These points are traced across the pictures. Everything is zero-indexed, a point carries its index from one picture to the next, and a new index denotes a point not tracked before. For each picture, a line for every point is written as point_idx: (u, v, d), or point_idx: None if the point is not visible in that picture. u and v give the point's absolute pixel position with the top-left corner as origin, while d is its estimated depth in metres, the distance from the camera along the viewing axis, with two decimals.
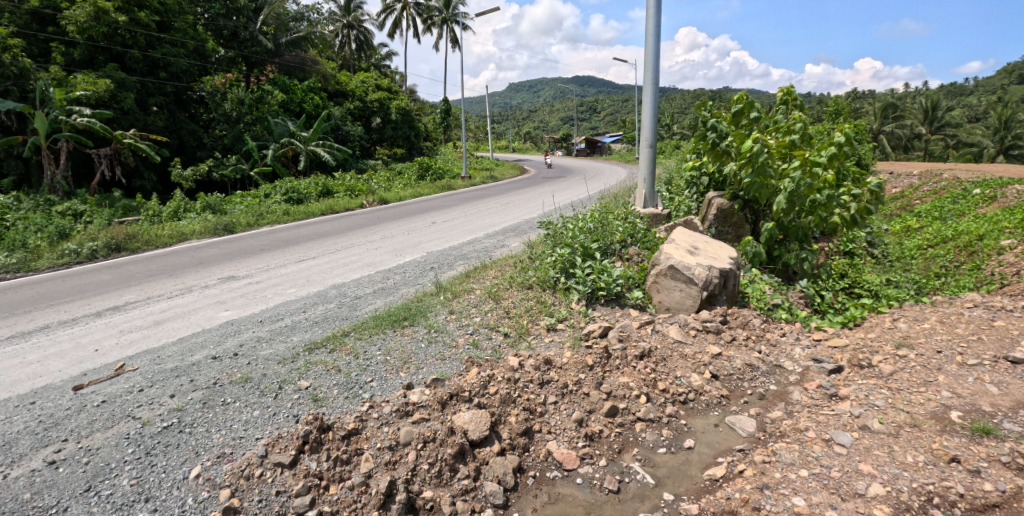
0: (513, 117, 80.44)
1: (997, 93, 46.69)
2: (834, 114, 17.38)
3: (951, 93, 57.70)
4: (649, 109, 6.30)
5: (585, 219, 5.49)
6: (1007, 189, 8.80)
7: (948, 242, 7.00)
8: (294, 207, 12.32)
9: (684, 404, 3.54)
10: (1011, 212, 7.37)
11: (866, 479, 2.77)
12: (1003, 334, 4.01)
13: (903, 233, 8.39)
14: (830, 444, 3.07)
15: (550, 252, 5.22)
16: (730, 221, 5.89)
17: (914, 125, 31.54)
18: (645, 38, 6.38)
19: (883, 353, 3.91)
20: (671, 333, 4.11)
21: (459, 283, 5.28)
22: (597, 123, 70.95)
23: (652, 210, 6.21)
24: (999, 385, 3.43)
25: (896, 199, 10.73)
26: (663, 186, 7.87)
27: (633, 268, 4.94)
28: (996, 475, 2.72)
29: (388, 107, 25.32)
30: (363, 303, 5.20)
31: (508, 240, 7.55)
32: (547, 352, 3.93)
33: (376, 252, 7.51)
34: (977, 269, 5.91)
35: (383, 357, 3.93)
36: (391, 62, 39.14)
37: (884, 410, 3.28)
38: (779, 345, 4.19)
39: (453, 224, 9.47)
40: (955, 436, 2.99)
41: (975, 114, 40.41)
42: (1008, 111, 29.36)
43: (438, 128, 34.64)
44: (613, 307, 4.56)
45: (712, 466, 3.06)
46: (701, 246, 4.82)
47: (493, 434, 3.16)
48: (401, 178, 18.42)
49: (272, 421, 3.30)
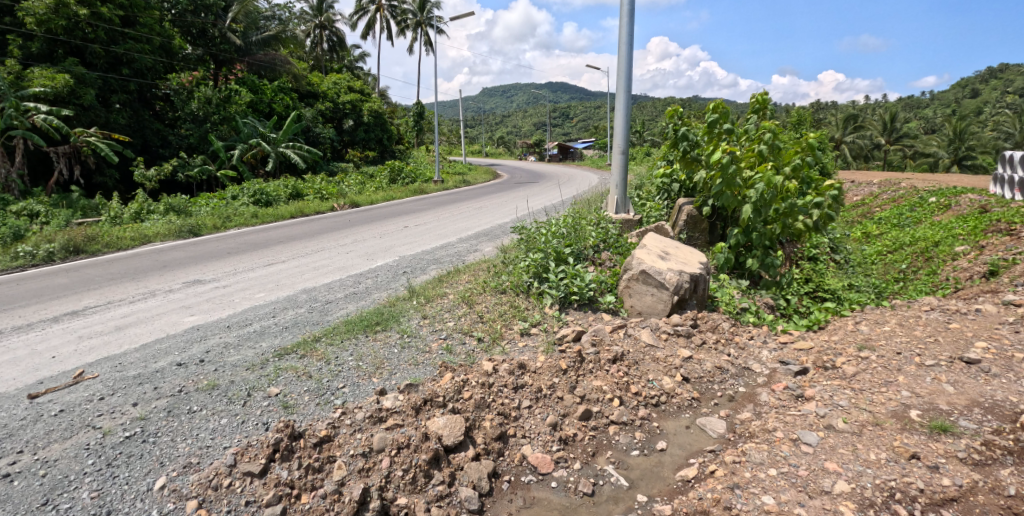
0: (487, 122, 80.63)
1: (952, 105, 48.64)
2: (800, 123, 17.87)
3: (907, 105, 59.69)
4: (621, 115, 6.39)
5: (558, 224, 5.49)
6: (961, 197, 9.21)
7: (905, 248, 7.39)
8: (263, 210, 12.09)
9: (656, 407, 3.58)
10: (965, 220, 7.75)
11: (831, 477, 2.84)
12: (958, 336, 4.20)
13: (864, 239, 8.70)
14: (797, 443, 3.14)
15: (524, 256, 5.20)
16: (699, 228, 6.04)
17: (874, 136, 32.63)
18: (618, 46, 6.47)
19: (846, 355, 4.04)
20: (643, 337, 4.14)
21: (432, 288, 5.24)
22: (570, 129, 71.62)
23: (624, 215, 6.24)
24: (956, 385, 3.58)
25: (857, 206, 11.13)
26: (635, 192, 7.93)
27: (606, 272, 4.96)
28: (953, 470, 2.85)
29: (361, 109, 25.10)
30: (335, 307, 5.13)
31: (481, 244, 7.57)
32: (521, 357, 3.93)
33: (347, 256, 7.43)
34: (933, 274, 6.35)
35: (355, 363, 3.88)
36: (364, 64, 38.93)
37: (847, 410, 3.38)
38: (747, 348, 4.28)
39: (425, 228, 9.46)
40: (915, 434, 3.11)
41: (931, 125, 41.79)
42: (963, 123, 30.13)
43: (413, 131, 34.48)
44: (585, 312, 4.58)
45: (684, 468, 3.11)
46: (672, 251, 4.90)
47: (467, 439, 3.16)
48: (373, 182, 18.21)
49: (240, 429, 3.22)
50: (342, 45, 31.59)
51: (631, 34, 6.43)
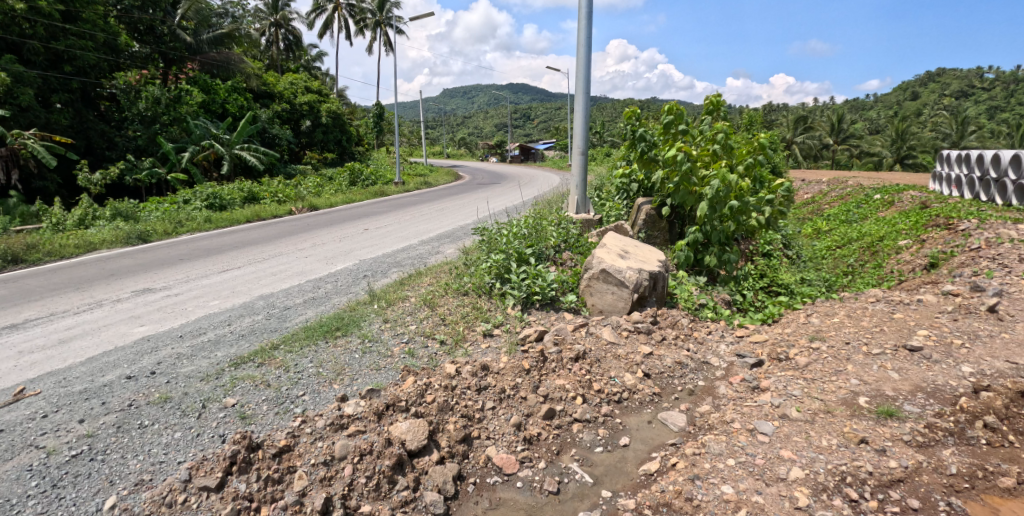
0: (448, 123, 80.21)
1: (894, 107, 51.02)
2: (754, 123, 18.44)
3: (852, 107, 62.28)
4: (580, 117, 6.45)
5: (519, 225, 5.49)
6: (904, 194, 9.68)
7: (853, 243, 7.78)
8: (217, 214, 11.71)
9: (618, 404, 3.63)
10: (907, 216, 8.17)
11: (786, 464, 2.94)
12: (901, 325, 4.41)
13: (814, 235, 9.05)
14: (754, 433, 3.22)
15: (485, 257, 5.19)
16: (658, 227, 6.15)
17: (823, 136, 33.88)
18: (577, 48, 6.54)
19: (799, 346, 4.19)
20: (604, 335, 4.19)
21: (393, 291, 5.18)
22: (531, 130, 71.97)
23: (584, 215, 6.31)
24: (900, 372, 3.76)
25: (807, 204, 11.58)
26: (595, 193, 8.02)
27: (567, 272, 5.01)
28: (899, 453, 2.99)
29: (319, 110, 24.62)
30: (293, 313, 5.02)
31: (443, 246, 7.53)
32: (484, 358, 3.92)
33: (306, 260, 7.27)
34: (879, 267, 6.73)
35: (315, 370, 3.81)
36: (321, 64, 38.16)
37: (800, 399, 3.50)
38: (706, 342, 4.39)
39: (386, 231, 9.35)
40: (863, 420, 3.25)
41: (875, 126, 43.67)
42: (904, 124, 31.57)
43: (372, 132, 33.99)
44: (547, 311, 4.60)
45: (647, 462, 3.15)
46: (631, 250, 4.97)
47: (432, 443, 3.14)
48: (332, 184, 17.87)
49: (195, 443, 3.11)
50: (299, 44, 30.89)
51: (590, 37, 6.51)
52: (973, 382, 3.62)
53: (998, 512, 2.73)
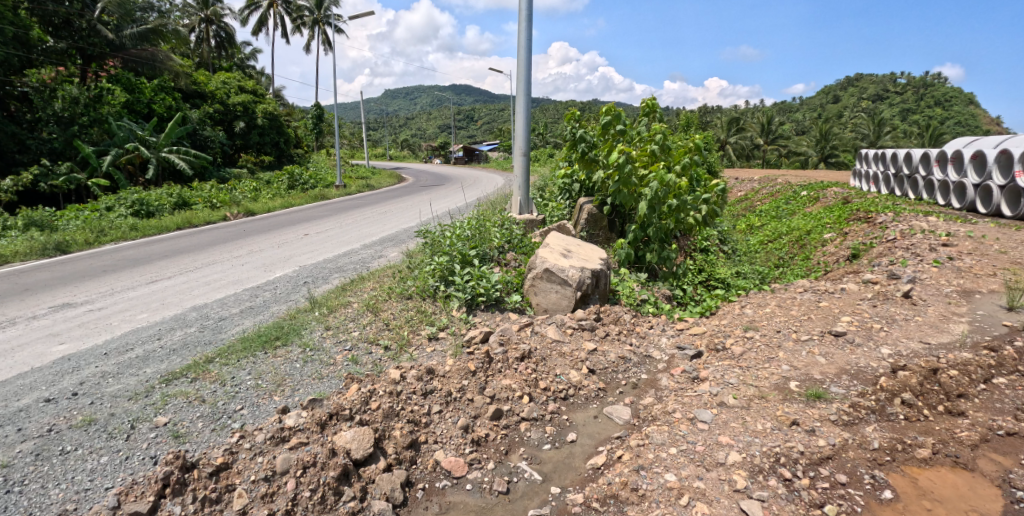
0: (391, 124, 78.99)
1: (818, 109, 54.08)
2: (690, 125, 19.11)
3: (780, 109, 65.57)
4: (521, 118, 6.50)
5: (462, 226, 5.47)
6: (827, 191, 10.29)
7: (783, 238, 8.20)
8: (144, 221, 11.06)
9: (565, 400, 3.68)
10: (831, 211, 8.69)
11: (725, 449, 3.06)
12: (827, 313, 4.69)
13: (748, 230, 9.49)
14: (694, 422, 3.33)
15: (429, 260, 5.14)
16: (599, 225, 6.27)
17: (754, 137, 35.47)
18: (517, 51, 6.59)
19: (734, 336, 4.38)
20: (549, 333, 4.24)
21: (335, 297, 5.05)
22: (475, 131, 71.89)
23: (528, 216, 6.37)
24: (827, 356, 3.99)
25: (741, 201, 12.11)
26: (537, 193, 8.09)
27: (512, 273, 5.03)
28: (827, 432, 3.18)
29: (253, 111, 23.72)
30: (229, 324, 4.81)
31: (386, 250, 7.42)
32: (430, 362, 3.89)
33: (243, 268, 6.99)
34: (807, 259, 7.12)
35: (254, 382, 3.66)
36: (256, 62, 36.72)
37: (737, 387, 3.65)
38: (647, 336, 4.52)
39: (327, 236, 9.12)
40: (794, 403, 3.43)
41: (801, 127, 46.13)
42: (827, 125, 33.49)
43: (310, 133, 33.00)
44: (492, 312, 4.61)
45: (594, 456, 3.21)
46: (574, 249, 5.05)
47: (378, 451, 3.08)
48: (269, 188, 17.25)
49: (124, 467, 2.94)
50: (231, 42, 29.64)
51: (529, 39, 6.57)
52: (891, 363, 3.89)
53: (915, 481, 2.95)
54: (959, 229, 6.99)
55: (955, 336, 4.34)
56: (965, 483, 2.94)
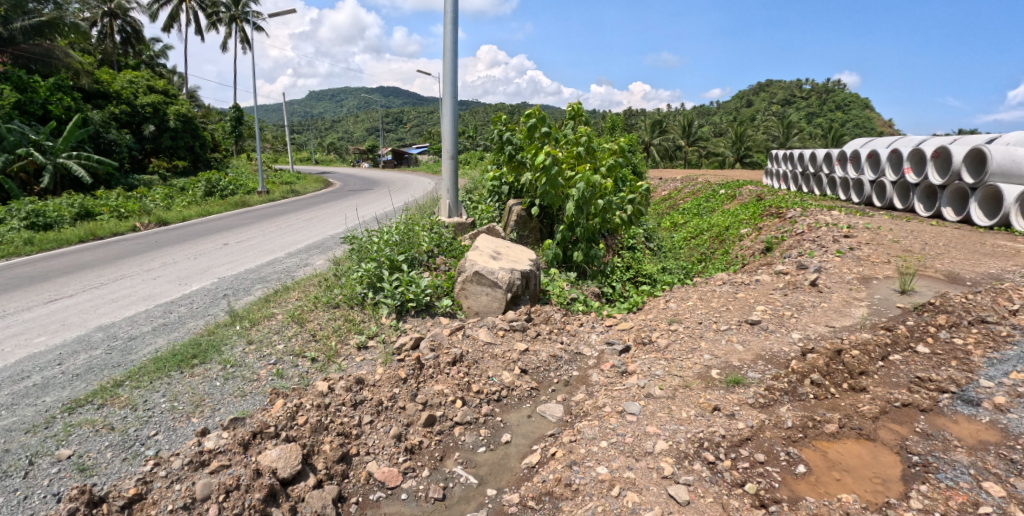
0: (317, 128, 76.43)
1: (733, 113, 57.18)
2: (616, 127, 19.70)
3: (699, 113, 68.80)
4: (448, 121, 6.47)
5: (390, 231, 5.36)
6: (743, 189, 10.92)
7: (704, 234, 8.62)
8: (40, 234, 10.11)
9: (498, 402, 3.69)
10: (746, 208, 9.22)
11: (653, 439, 3.17)
12: (743, 303, 4.97)
13: (672, 227, 9.90)
14: (623, 414, 3.43)
15: (357, 267, 5.01)
16: (529, 227, 6.34)
17: (676, 139, 36.95)
18: (443, 53, 6.56)
19: (659, 330, 4.56)
20: (481, 336, 4.24)
21: (257, 310, 4.82)
22: (405, 135, 70.82)
23: (457, 219, 6.35)
24: (744, 344, 4.23)
25: (665, 200, 12.62)
26: (467, 196, 8.07)
27: (441, 277, 4.99)
28: (745, 415, 3.36)
29: (164, 112, 22.19)
30: (140, 344, 4.49)
31: (313, 258, 7.17)
32: (359, 372, 3.79)
33: (155, 283, 6.54)
34: (727, 254, 7.52)
35: (169, 405, 3.43)
36: (167, 60, 34.43)
37: (663, 378, 3.79)
38: (578, 334, 4.61)
39: (249, 245, 8.69)
40: (715, 390, 3.61)
41: (718, 130, 48.59)
42: (742, 127, 35.41)
43: (228, 136, 31.33)
44: (423, 317, 4.55)
45: (528, 455, 3.24)
46: (503, 251, 5.08)
47: (306, 467, 2.97)
48: (184, 196, 16.25)
49: (21, 508, 2.68)
50: (138, 38, 27.67)
51: (455, 41, 6.56)
52: (801, 346, 4.17)
53: (825, 454, 3.17)
54: (858, 222, 7.60)
55: (856, 318, 4.72)
56: (867, 453, 3.20)
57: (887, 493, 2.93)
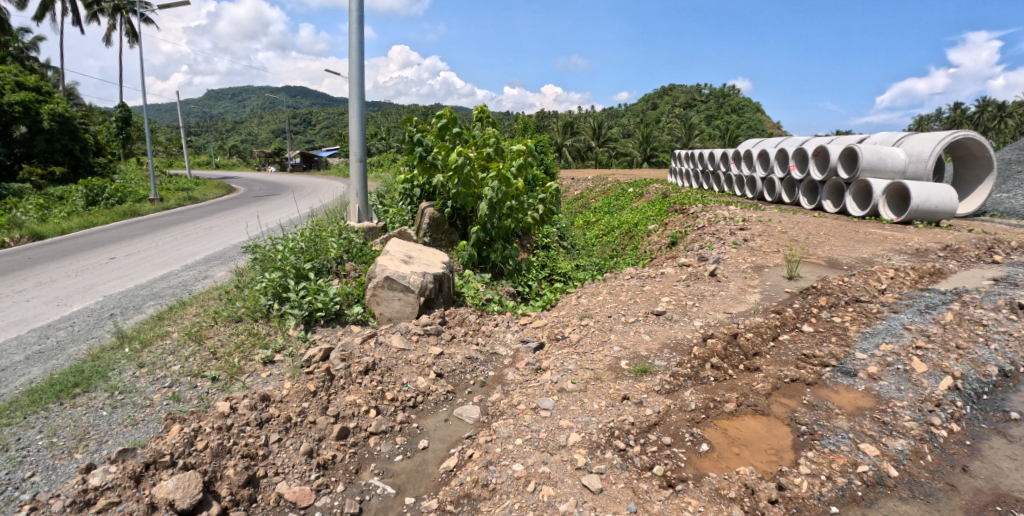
0: (216, 129, 71.70)
1: (639, 115, 59.55)
2: (530, 129, 20.00)
3: (608, 113, 71.13)
4: (356, 123, 6.29)
5: (296, 238, 5.13)
6: (650, 187, 11.47)
7: (615, 231, 8.96)
8: None
9: (414, 408, 3.65)
10: (654, 205, 9.68)
11: (566, 432, 3.25)
12: (650, 295, 5.22)
13: (585, 225, 10.20)
14: (537, 411, 3.50)
15: (260, 277, 4.76)
16: (442, 229, 6.30)
17: (587, 140, 37.86)
18: (348, 52, 6.37)
19: (572, 325, 4.69)
20: (394, 342, 4.16)
21: (150, 328, 4.45)
22: (314, 137, 67.99)
23: (368, 224, 6.20)
24: (650, 333, 4.44)
25: (578, 199, 12.98)
26: (378, 200, 7.88)
27: (352, 284, 4.85)
28: (652, 401, 3.54)
29: (36, 112, 19.73)
30: (11, 375, 4.01)
31: (213, 270, 6.72)
32: (265, 388, 3.60)
33: (28, 305, 5.86)
34: (636, 249, 7.86)
35: (46, 441, 3.10)
36: (39, 53, 30.89)
37: (575, 372, 3.90)
38: (493, 334, 4.65)
39: (140, 258, 8.01)
40: (625, 380, 3.77)
41: (626, 131, 50.41)
42: (648, 128, 36.91)
43: (113, 139, 28.58)
44: (333, 327, 4.41)
45: (446, 459, 3.22)
46: (415, 255, 5.02)
47: (209, 496, 2.80)
48: (62, 206, 14.67)
49: None
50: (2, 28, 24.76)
51: (361, 41, 6.39)
52: (701, 332, 4.45)
53: (725, 432, 3.41)
54: (752, 216, 8.19)
55: (749, 304, 5.09)
56: (763, 427, 3.46)
57: (780, 462, 3.18)
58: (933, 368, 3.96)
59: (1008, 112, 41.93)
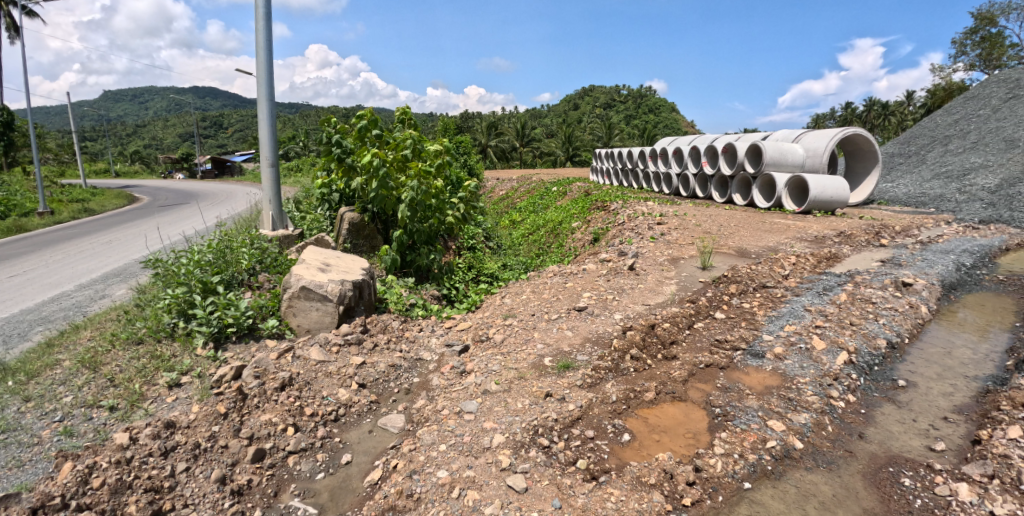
0: (115, 134, 66.30)
1: (562, 116, 60.60)
2: (453, 130, 19.86)
3: (532, 114, 71.95)
4: (266, 125, 5.99)
5: (202, 249, 4.83)
6: (572, 186, 11.71)
7: (540, 230, 9.09)
8: None
9: (336, 422, 3.54)
10: (577, 203, 9.90)
11: (490, 434, 3.26)
12: (571, 291, 5.34)
13: (511, 225, 10.28)
14: (461, 414, 3.48)
15: (162, 294, 4.44)
16: (363, 234, 6.14)
17: (511, 141, 38.04)
18: (255, 50, 6.03)
19: (495, 326, 4.71)
20: (313, 355, 4.01)
21: (37, 357, 4.05)
22: (227, 140, 64.37)
23: (282, 231, 5.95)
24: (573, 329, 4.54)
25: (503, 199, 13.05)
26: (294, 205, 7.56)
27: (266, 295, 4.63)
28: (575, 396, 3.61)
29: None
30: None
31: (112, 288, 6.21)
32: (171, 414, 3.37)
33: None
34: (561, 247, 8.00)
35: None
36: None
37: (499, 372, 3.92)
38: (417, 340, 4.59)
39: (26, 279, 7.27)
40: (548, 376, 3.84)
41: (550, 132, 51.13)
42: (570, 129, 37.62)
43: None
44: (246, 343, 4.19)
45: (370, 472, 3.15)
46: (333, 262, 4.86)
47: None
48: None
49: None
50: None
51: (269, 39, 6.07)
52: (621, 325, 4.59)
53: (646, 420, 3.53)
54: (668, 211, 8.54)
55: (666, 295, 5.32)
56: (680, 413, 3.62)
57: (697, 445, 3.34)
58: (831, 344, 4.29)
59: (890, 111, 46.10)
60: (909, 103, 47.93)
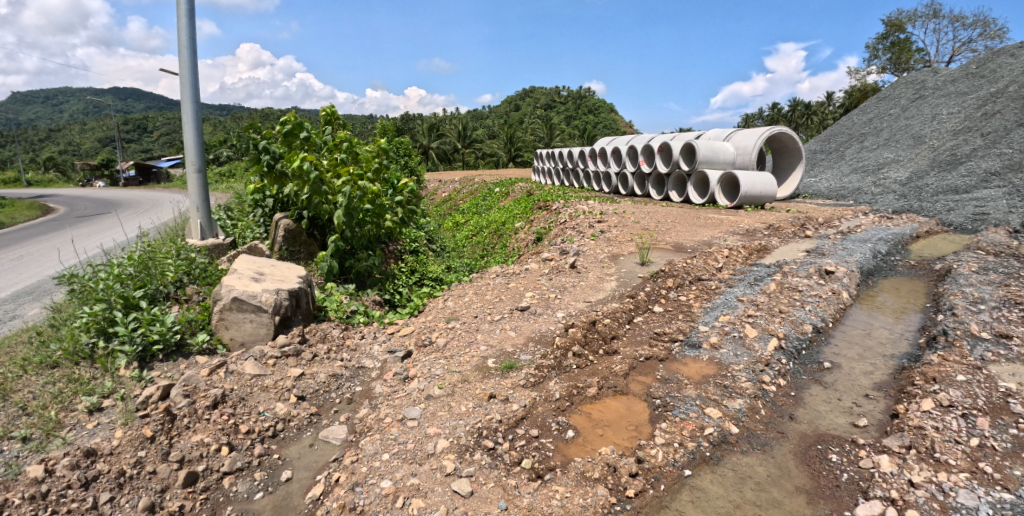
0: (23, 139, 61.35)
1: (504, 116, 60.80)
2: (392, 131, 19.54)
3: (474, 115, 71.85)
4: (191, 131, 5.67)
5: (123, 262, 4.54)
6: (515, 186, 11.78)
7: (483, 231, 9.09)
8: None
9: (274, 438, 3.43)
10: (519, 204, 9.96)
11: (434, 440, 3.24)
12: (514, 292, 5.38)
13: (454, 226, 10.23)
14: (404, 421, 3.44)
15: (79, 312, 4.15)
16: (299, 240, 5.96)
17: (453, 142, 37.85)
18: (178, 50, 5.58)
19: (438, 329, 4.68)
20: (247, 369, 3.86)
21: None
22: (151, 145, 60.86)
23: (211, 241, 5.69)
24: (516, 329, 4.58)
25: (446, 201, 12.96)
26: (225, 212, 7.23)
27: (195, 309, 4.40)
28: (519, 396, 3.64)
29: None
30: None
31: (23, 308, 5.75)
32: (93, 440, 3.16)
33: None
34: (504, 248, 8.04)
35: None
36: None
37: (442, 376, 3.89)
38: (359, 348, 4.50)
39: None
40: (492, 378, 3.85)
41: (491, 132, 51.18)
42: (512, 129, 37.80)
43: None
44: (175, 361, 3.98)
45: (312, 487, 3.06)
46: (267, 271, 4.69)
47: None
48: None
49: None
50: None
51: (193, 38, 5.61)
52: (564, 323, 4.66)
53: (590, 416, 3.61)
54: (609, 209, 8.73)
55: (606, 291, 5.43)
56: (623, 406, 3.72)
57: (639, 436, 3.43)
58: (762, 332, 4.51)
59: (812, 110, 48.90)
60: (829, 103, 50.98)
